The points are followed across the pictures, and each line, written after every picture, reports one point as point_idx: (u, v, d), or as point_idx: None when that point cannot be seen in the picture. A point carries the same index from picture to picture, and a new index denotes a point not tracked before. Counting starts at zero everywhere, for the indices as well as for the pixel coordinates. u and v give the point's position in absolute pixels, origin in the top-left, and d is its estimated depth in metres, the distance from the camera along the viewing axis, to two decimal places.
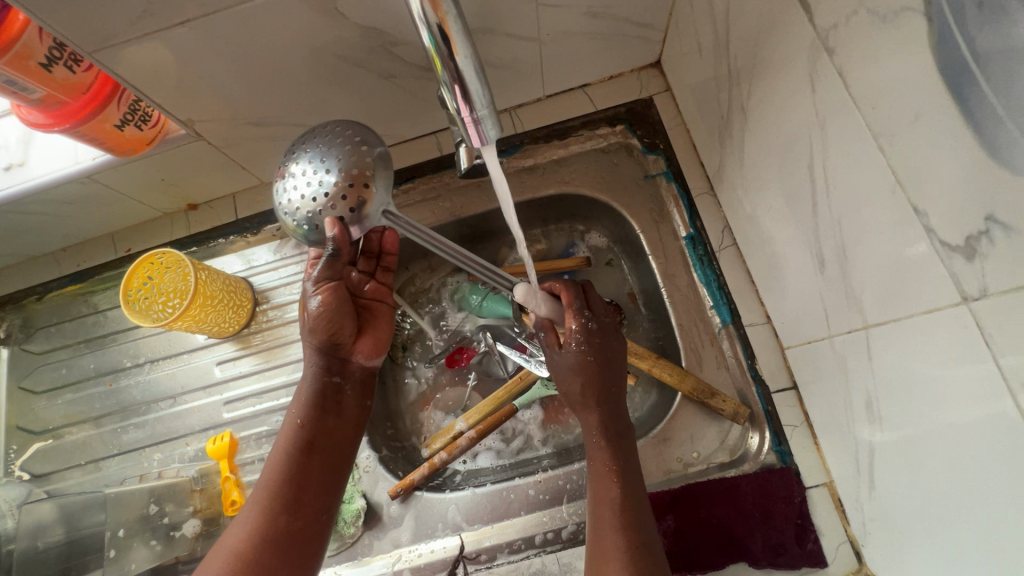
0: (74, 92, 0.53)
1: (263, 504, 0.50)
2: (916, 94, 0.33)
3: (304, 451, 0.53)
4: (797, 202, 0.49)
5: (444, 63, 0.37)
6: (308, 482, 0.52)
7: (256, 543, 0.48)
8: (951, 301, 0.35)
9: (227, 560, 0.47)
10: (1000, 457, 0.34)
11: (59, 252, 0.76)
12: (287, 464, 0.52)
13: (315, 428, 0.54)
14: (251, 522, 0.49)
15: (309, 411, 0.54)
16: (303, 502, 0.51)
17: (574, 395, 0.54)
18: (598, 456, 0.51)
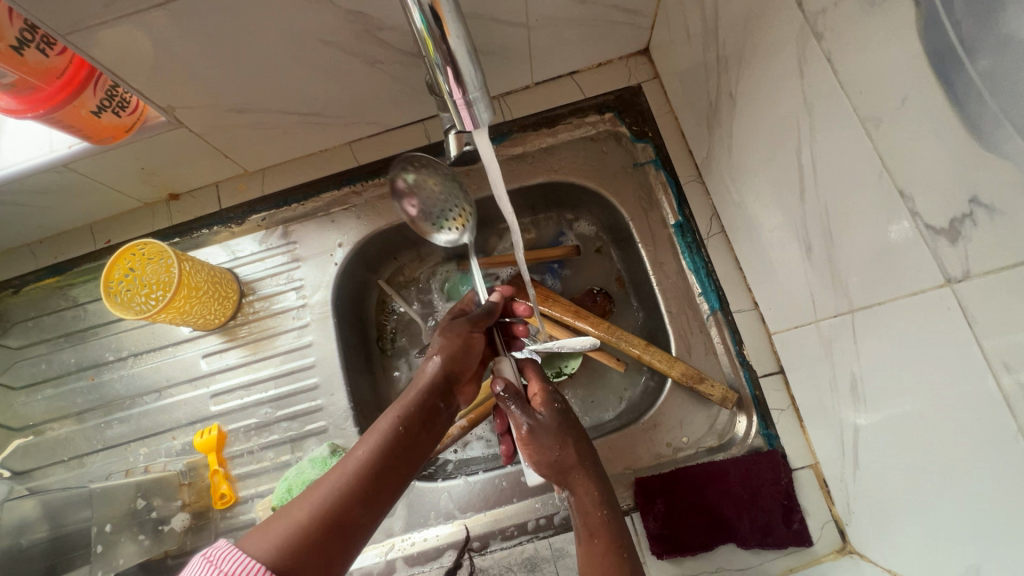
0: (47, 78, 0.51)
1: (339, 490, 0.43)
2: (904, 79, 0.33)
3: (396, 455, 0.47)
4: (785, 190, 0.49)
5: (435, 45, 0.36)
6: (389, 489, 0.46)
7: (325, 524, 0.41)
8: (936, 284, 0.35)
9: (291, 527, 0.41)
10: (981, 435, 0.35)
11: (35, 244, 0.74)
12: (383, 453, 0.47)
13: (413, 437, 0.50)
14: (327, 499, 0.43)
15: (415, 418, 0.51)
16: (380, 505, 0.45)
17: (563, 464, 0.51)
18: (603, 531, 0.49)
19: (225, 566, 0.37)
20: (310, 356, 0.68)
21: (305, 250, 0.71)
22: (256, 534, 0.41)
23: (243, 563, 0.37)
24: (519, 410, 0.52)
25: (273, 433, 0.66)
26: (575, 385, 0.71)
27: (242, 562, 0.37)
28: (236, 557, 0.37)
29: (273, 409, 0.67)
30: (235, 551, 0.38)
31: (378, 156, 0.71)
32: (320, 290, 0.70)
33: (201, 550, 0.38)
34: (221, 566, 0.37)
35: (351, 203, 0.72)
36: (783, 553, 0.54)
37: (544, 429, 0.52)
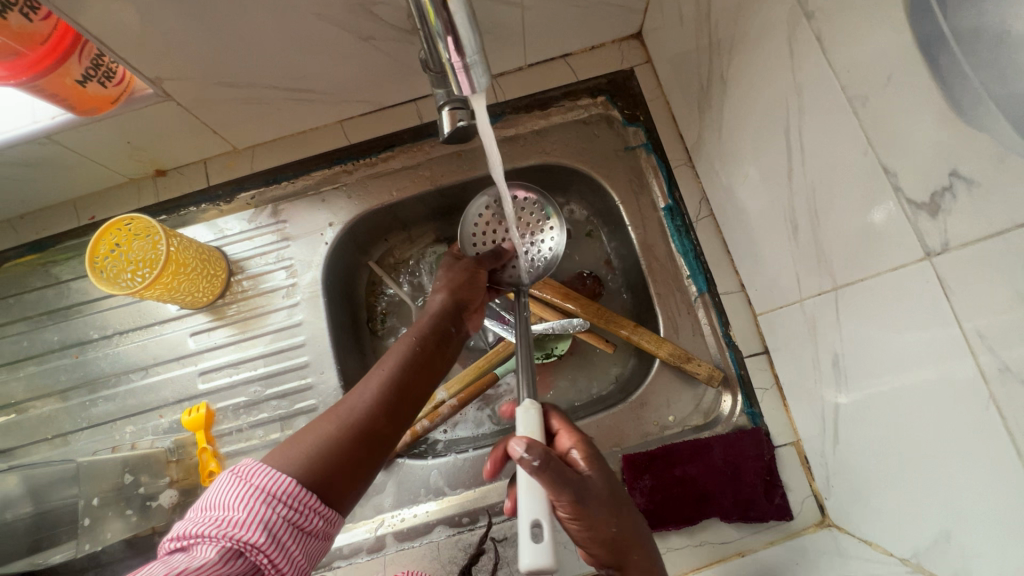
0: (31, 43, 0.50)
1: (363, 405, 0.47)
2: (891, 57, 0.34)
3: (413, 375, 0.51)
4: (773, 171, 0.50)
5: (436, 12, 0.34)
6: (409, 403, 0.50)
7: (354, 432, 0.46)
8: (916, 258, 0.36)
9: (325, 438, 0.45)
10: (955, 405, 0.36)
11: (17, 219, 0.72)
12: (402, 374, 0.50)
13: (429, 357, 0.53)
14: (353, 412, 0.47)
15: (429, 340, 0.54)
16: (401, 417, 0.49)
17: (611, 541, 0.43)
18: None
19: (257, 480, 0.40)
20: (300, 335, 0.68)
21: (294, 228, 0.71)
22: (290, 442, 0.45)
23: (274, 477, 0.41)
24: (562, 485, 0.40)
25: (262, 411, 0.66)
26: (565, 366, 0.72)
27: (273, 477, 0.41)
28: (267, 473, 0.41)
29: (263, 387, 0.67)
30: (263, 467, 0.41)
31: (369, 135, 0.71)
32: (310, 269, 0.69)
33: (231, 466, 0.42)
34: (252, 480, 0.40)
35: (341, 182, 0.71)
36: (765, 527, 0.56)
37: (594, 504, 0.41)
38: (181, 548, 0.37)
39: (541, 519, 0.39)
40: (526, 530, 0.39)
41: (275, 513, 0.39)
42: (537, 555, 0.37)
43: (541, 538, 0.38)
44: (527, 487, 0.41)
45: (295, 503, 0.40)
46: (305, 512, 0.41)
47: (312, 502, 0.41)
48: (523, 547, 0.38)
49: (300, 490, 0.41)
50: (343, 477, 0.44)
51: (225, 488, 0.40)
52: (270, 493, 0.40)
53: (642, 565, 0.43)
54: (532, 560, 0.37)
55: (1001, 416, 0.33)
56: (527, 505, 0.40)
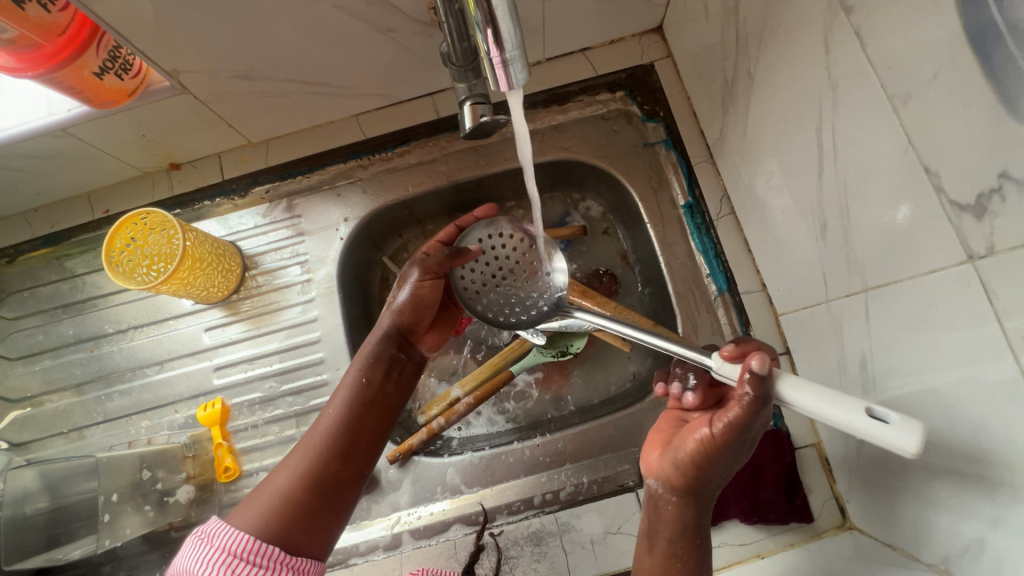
0: (48, 35, 0.49)
1: (314, 455, 0.51)
2: (937, 52, 0.33)
3: (362, 413, 0.54)
4: (801, 171, 0.49)
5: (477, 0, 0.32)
6: (360, 441, 0.53)
7: (307, 483, 0.49)
8: (956, 262, 0.36)
9: (280, 492, 0.49)
10: (992, 412, 0.35)
11: (31, 212, 0.72)
12: (349, 413, 0.53)
13: (378, 389, 0.56)
14: (303, 465, 0.50)
15: (375, 371, 0.56)
16: (355, 457, 0.52)
17: (704, 486, 0.45)
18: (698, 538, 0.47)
19: (220, 542, 0.45)
20: (315, 331, 0.67)
21: (309, 224, 0.70)
22: (254, 497, 0.50)
23: (234, 537, 0.45)
24: (764, 409, 0.40)
25: (278, 407, 0.66)
26: (581, 365, 0.72)
27: (232, 537, 0.45)
28: (227, 532, 0.45)
29: (278, 382, 0.66)
30: (225, 528, 0.46)
31: (385, 129, 0.70)
32: (325, 264, 0.69)
33: (197, 529, 0.46)
34: (214, 542, 0.45)
35: (357, 177, 0.70)
36: (785, 529, 0.56)
37: (735, 451, 0.42)
38: None
39: (875, 405, 0.35)
40: (871, 421, 0.34)
41: (238, 571, 0.43)
42: (914, 433, 0.33)
43: (893, 418, 0.34)
44: (828, 401, 0.37)
45: (256, 559, 0.44)
46: (270, 566, 0.44)
47: (276, 556, 0.45)
48: (888, 438, 0.33)
49: (261, 546, 0.45)
50: (304, 527, 0.48)
51: (191, 552, 0.45)
52: (231, 553, 0.44)
53: (689, 518, 0.46)
54: (915, 440, 0.33)
55: None
56: (848, 409, 0.35)
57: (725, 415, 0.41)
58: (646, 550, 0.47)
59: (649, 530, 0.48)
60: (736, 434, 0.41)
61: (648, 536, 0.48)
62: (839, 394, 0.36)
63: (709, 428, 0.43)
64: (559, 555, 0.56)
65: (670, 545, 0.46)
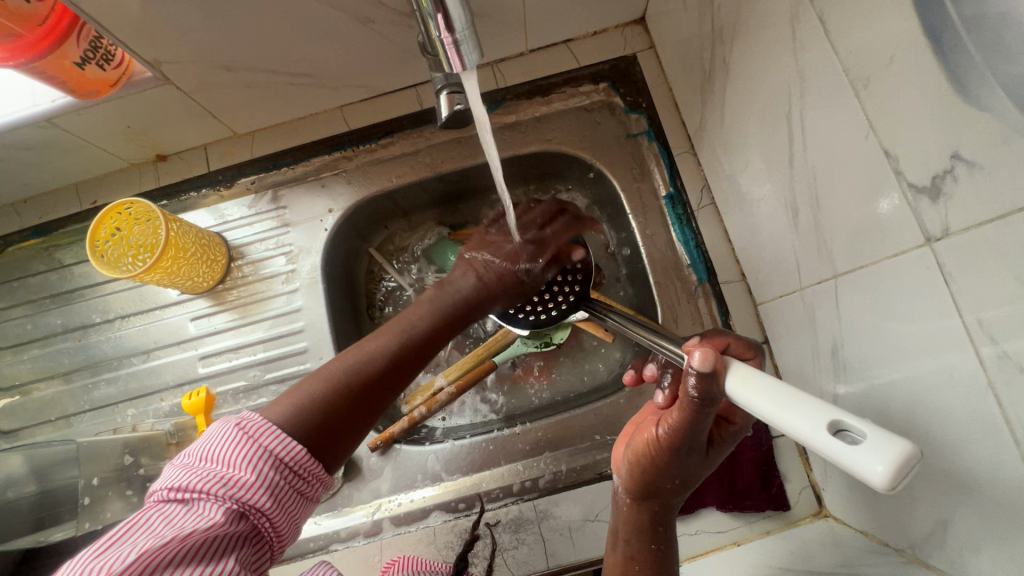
0: (29, 25, 0.50)
1: (365, 368, 0.48)
2: (896, 35, 0.33)
3: (421, 343, 0.51)
4: (774, 159, 0.49)
5: None
6: (410, 367, 0.50)
7: (351, 395, 0.46)
8: (916, 244, 0.36)
9: (321, 392, 0.45)
10: (951, 395, 0.36)
11: (21, 204, 0.73)
12: (411, 336, 0.51)
13: (439, 329, 0.52)
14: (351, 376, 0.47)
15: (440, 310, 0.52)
16: (398, 382, 0.50)
17: (657, 488, 0.45)
18: (660, 537, 0.47)
19: (266, 441, 0.41)
20: (299, 320, 0.68)
21: (294, 215, 0.70)
22: (290, 391, 0.46)
23: (282, 440, 0.42)
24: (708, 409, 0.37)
25: (262, 396, 0.66)
26: (564, 356, 0.72)
27: (282, 440, 0.42)
28: (275, 434, 0.42)
29: (262, 371, 0.67)
30: (270, 425, 0.42)
31: (369, 121, 0.71)
32: (310, 255, 0.69)
33: (237, 418, 0.42)
34: (260, 440, 0.41)
35: (341, 168, 0.71)
36: (762, 516, 0.56)
37: (684, 456, 0.42)
38: (178, 500, 0.39)
39: (844, 418, 0.28)
40: (834, 439, 0.27)
41: (280, 477, 0.41)
42: (887, 457, 0.26)
43: (864, 436, 0.27)
44: (787, 407, 0.30)
45: (301, 469, 0.42)
46: (309, 478, 0.43)
47: (314, 469, 0.43)
48: (852, 461, 0.27)
49: (306, 458, 0.42)
50: (334, 436, 0.45)
51: (230, 442, 0.41)
52: (276, 456, 0.41)
53: (647, 520, 0.47)
54: (887, 469, 0.25)
55: (998, 406, 0.32)
56: (806, 420, 0.29)
57: (677, 415, 0.40)
58: (611, 547, 0.49)
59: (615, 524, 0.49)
60: (682, 436, 0.40)
61: (613, 534, 0.49)
62: (803, 399, 0.30)
63: (658, 429, 0.42)
64: (537, 542, 0.57)
65: (628, 546, 0.47)
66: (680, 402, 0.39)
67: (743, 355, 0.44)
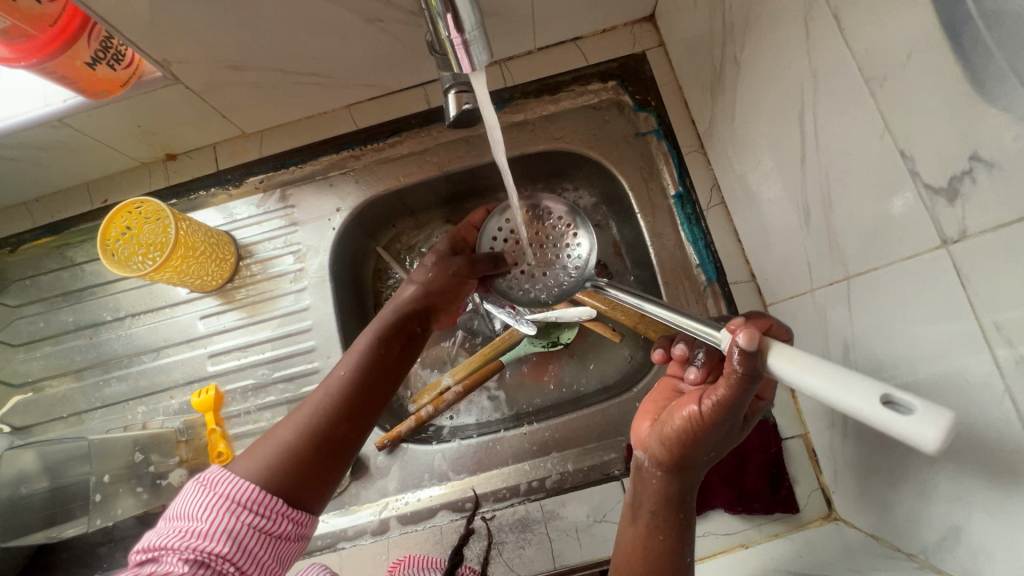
0: (41, 25, 0.50)
1: (322, 412, 0.47)
2: (913, 34, 0.32)
3: (378, 377, 0.50)
4: (786, 159, 0.49)
5: None
6: (371, 401, 0.49)
7: (313, 441, 0.46)
8: (931, 247, 0.35)
9: (281, 445, 0.45)
10: (965, 400, 0.35)
11: (32, 202, 0.73)
12: (365, 369, 0.50)
13: (391, 357, 0.52)
14: (311, 417, 0.47)
15: (391, 340, 0.52)
16: (363, 418, 0.49)
17: (692, 463, 0.43)
18: (684, 509, 0.46)
19: (223, 488, 0.42)
20: (307, 319, 0.68)
21: (302, 214, 0.71)
22: (254, 448, 0.46)
23: (238, 485, 0.42)
24: (753, 387, 0.36)
25: (270, 394, 0.67)
26: (571, 355, 0.72)
27: (237, 485, 0.42)
28: (232, 480, 0.42)
29: (271, 369, 0.67)
30: (227, 475, 0.43)
31: (376, 120, 0.71)
32: (317, 254, 0.69)
33: (198, 474, 0.44)
34: (218, 488, 0.42)
35: (349, 167, 0.71)
36: (771, 519, 0.55)
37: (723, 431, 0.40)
38: (149, 559, 0.40)
39: (893, 391, 0.26)
40: (883, 410, 0.26)
41: (240, 521, 0.41)
42: (938, 426, 0.25)
43: (914, 407, 0.25)
44: (830, 381, 0.29)
45: (261, 510, 0.42)
46: (273, 518, 0.42)
47: (279, 508, 0.42)
48: (902, 432, 0.25)
49: (266, 498, 0.42)
50: (306, 484, 0.45)
51: (190, 497, 0.42)
52: (234, 501, 0.41)
53: (675, 494, 0.46)
54: (936, 438, 0.25)
55: (1015, 411, 0.32)
56: (854, 395, 0.27)
57: (720, 396, 0.38)
58: (629, 521, 0.48)
59: (636, 498, 0.48)
60: (723, 414, 0.38)
61: (633, 508, 0.48)
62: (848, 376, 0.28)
63: (699, 405, 0.40)
64: (543, 542, 0.57)
65: (653, 518, 0.46)
66: (724, 380, 0.37)
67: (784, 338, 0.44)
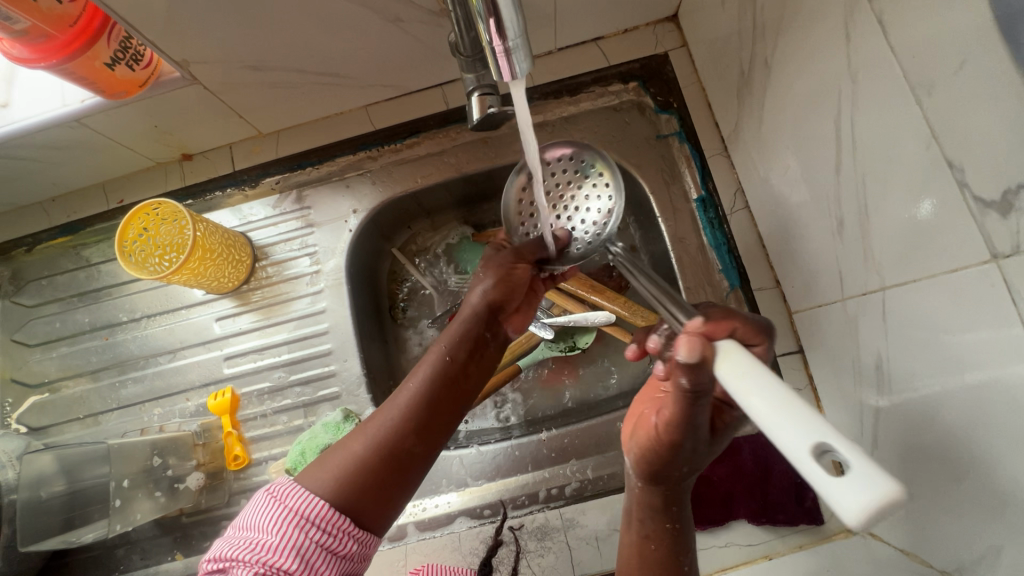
0: (60, 25, 0.50)
1: (391, 425, 0.45)
2: (967, 40, 0.31)
3: (450, 390, 0.48)
4: (817, 164, 0.47)
5: None
6: (441, 416, 0.47)
7: (382, 457, 0.44)
8: (979, 261, 0.34)
9: (350, 458, 0.44)
10: (1010, 418, 0.34)
11: (48, 202, 0.73)
12: (436, 381, 0.47)
13: (461, 367, 0.49)
14: (381, 430, 0.45)
15: (461, 348, 0.49)
16: (433, 434, 0.46)
17: (664, 475, 0.42)
18: (674, 522, 0.44)
19: (291, 502, 0.41)
20: (324, 322, 0.67)
21: (319, 215, 0.70)
22: (324, 456, 0.45)
23: (307, 499, 0.41)
24: (699, 398, 0.35)
25: (286, 397, 0.66)
26: (589, 360, 0.71)
27: (306, 499, 0.41)
28: (301, 494, 0.42)
29: (287, 372, 0.67)
30: (296, 488, 0.43)
31: (394, 120, 0.70)
32: (334, 256, 0.69)
33: (267, 486, 0.43)
34: (286, 502, 0.41)
35: (366, 168, 0.70)
36: (795, 530, 0.55)
37: (688, 445, 0.39)
38: (219, 569, 0.40)
39: (830, 439, 0.25)
40: (816, 465, 0.24)
41: (307, 537, 0.40)
42: (874, 493, 0.22)
43: (850, 465, 0.23)
44: (778, 413, 0.27)
45: (327, 528, 0.41)
46: (338, 536, 0.41)
47: (345, 526, 0.42)
48: (831, 492, 0.23)
49: (333, 515, 0.41)
50: (373, 500, 0.43)
51: (261, 508, 0.42)
52: (302, 516, 0.41)
53: (656, 500, 0.44)
54: (863, 511, 0.22)
55: None
56: (791, 433, 0.26)
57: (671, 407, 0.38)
58: (624, 528, 0.47)
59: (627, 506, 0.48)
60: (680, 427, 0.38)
61: (626, 515, 0.47)
62: (797, 411, 0.26)
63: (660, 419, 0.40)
64: (563, 550, 0.56)
65: (642, 526, 0.45)
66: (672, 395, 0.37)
67: (750, 341, 0.37)
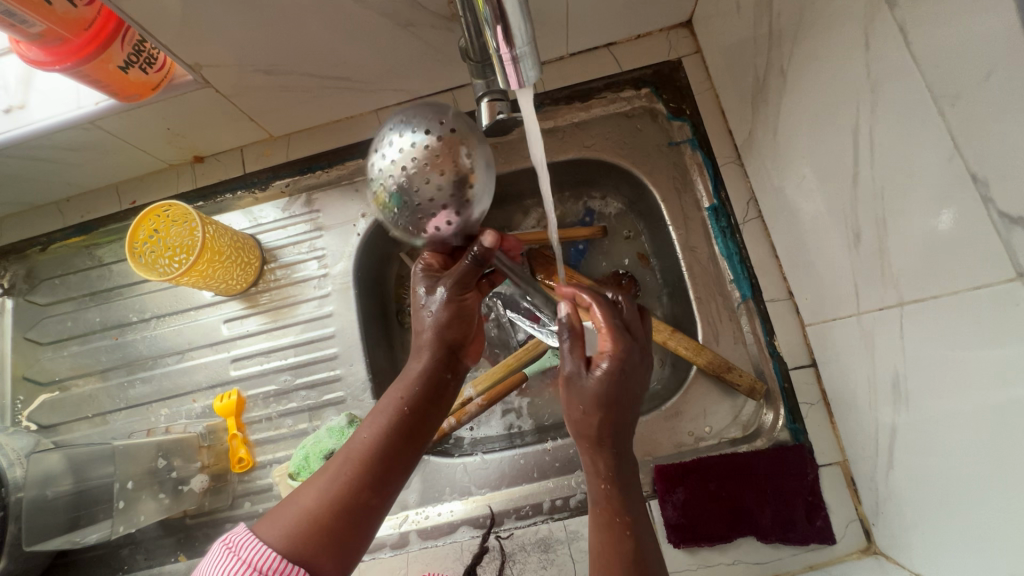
0: (76, 29, 0.50)
1: (344, 481, 0.43)
2: (994, 48, 0.30)
3: (408, 438, 0.46)
4: (834, 175, 0.46)
5: None
6: (397, 466, 0.45)
7: (336, 511, 0.42)
8: (1003, 279, 0.33)
9: (304, 514, 0.42)
10: None
11: (63, 203, 0.74)
12: (390, 432, 0.46)
13: (420, 417, 0.47)
14: (334, 485, 0.43)
15: (420, 396, 0.48)
16: (389, 485, 0.45)
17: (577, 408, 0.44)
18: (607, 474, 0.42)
19: (245, 554, 0.39)
20: (330, 326, 0.67)
21: (328, 219, 0.70)
22: (279, 510, 0.44)
23: (261, 551, 0.39)
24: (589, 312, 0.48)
25: (292, 401, 0.66)
26: None
27: (260, 550, 0.39)
28: (255, 545, 0.40)
29: (292, 376, 0.67)
30: (251, 539, 0.41)
31: None
32: (342, 260, 0.69)
33: (223, 536, 0.41)
34: (240, 553, 0.39)
35: None
36: (806, 549, 0.53)
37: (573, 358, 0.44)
38: None
39: None
40: None
41: None
42: None
43: None
44: None
45: None
46: None
47: None
48: None
49: (286, 566, 0.39)
50: (330, 557, 0.41)
51: (214, 562, 0.39)
52: (254, 568, 0.39)
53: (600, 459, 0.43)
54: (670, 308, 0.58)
55: None
56: None
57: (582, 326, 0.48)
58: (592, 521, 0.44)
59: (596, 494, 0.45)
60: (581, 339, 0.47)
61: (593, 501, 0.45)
62: None
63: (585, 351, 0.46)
64: (566, 564, 0.55)
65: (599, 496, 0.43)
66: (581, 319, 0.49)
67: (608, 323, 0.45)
